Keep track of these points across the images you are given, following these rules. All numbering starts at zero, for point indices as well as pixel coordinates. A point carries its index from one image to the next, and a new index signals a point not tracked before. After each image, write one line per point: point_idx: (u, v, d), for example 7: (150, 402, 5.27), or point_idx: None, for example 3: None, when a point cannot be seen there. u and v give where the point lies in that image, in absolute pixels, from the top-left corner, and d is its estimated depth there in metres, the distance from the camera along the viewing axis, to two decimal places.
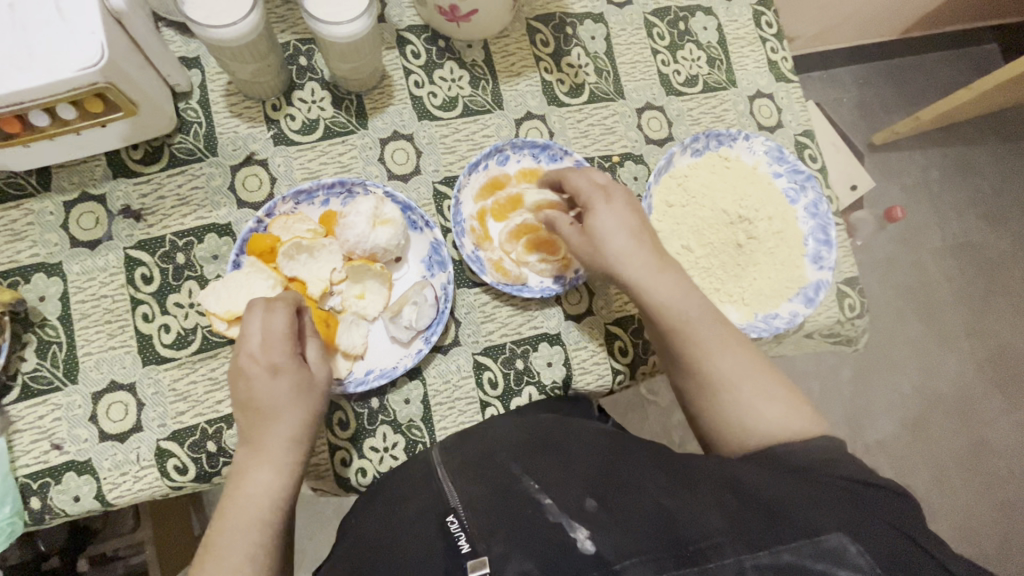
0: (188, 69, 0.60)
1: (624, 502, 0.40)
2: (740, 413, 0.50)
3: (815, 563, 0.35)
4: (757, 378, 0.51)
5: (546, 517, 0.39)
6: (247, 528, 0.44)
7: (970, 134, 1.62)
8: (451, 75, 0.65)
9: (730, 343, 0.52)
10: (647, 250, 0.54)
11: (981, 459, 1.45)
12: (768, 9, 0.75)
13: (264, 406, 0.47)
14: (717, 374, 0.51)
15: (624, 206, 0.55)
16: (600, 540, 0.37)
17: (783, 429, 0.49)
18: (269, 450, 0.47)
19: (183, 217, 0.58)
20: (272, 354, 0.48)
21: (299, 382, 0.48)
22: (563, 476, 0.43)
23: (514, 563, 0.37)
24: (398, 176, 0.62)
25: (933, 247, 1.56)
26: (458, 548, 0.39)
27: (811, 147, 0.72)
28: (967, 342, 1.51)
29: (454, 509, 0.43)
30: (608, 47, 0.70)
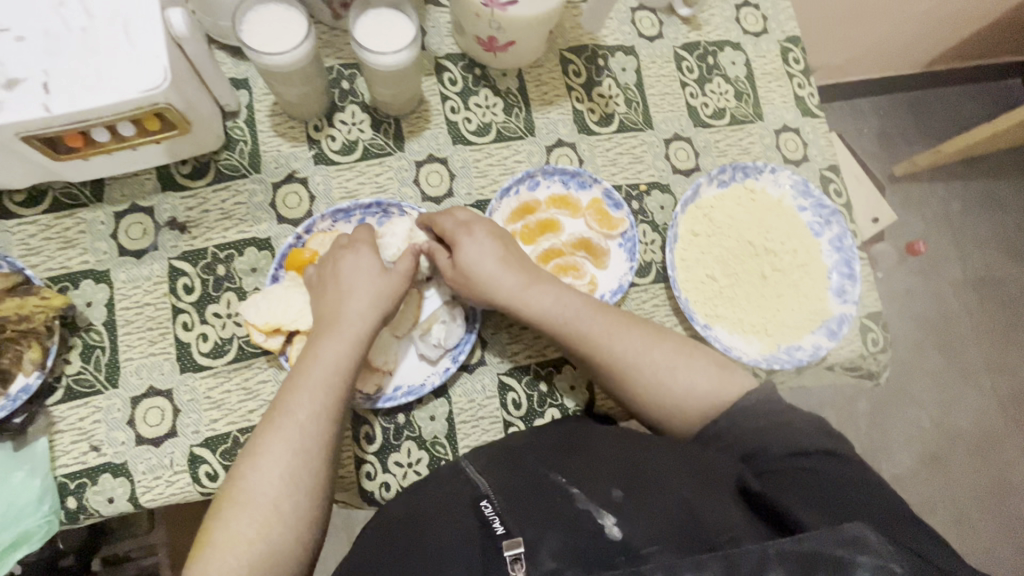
0: (237, 89, 0.63)
1: (648, 494, 0.42)
2: (656, 392, 0.52)
3: (835, 549, 0.35)
4: (655, 353, 0.53)
5: (575, 505, 0.41)
6: (310, 391, 0.47)
7: (993, 169, 1.62)
8: (486, 102, 0.67)
9: (625, 327, 0.55)
10: (490, 257, 0.55)
11: (1002, 499, 1.42)
12: (795, 46, 0.77)
13: (343, 287, 0.52)
14: (618, 361, 0.53)
15: (486, 235, 0.56)
16: (626, 528, 0.39)
17: (696, 399, 0.51)
18: (344, 330, 0.50)
19: (225, 230, 0.60)
20: (368, 251, 0.54)
21: (385, 277, 0.53)
22: (590, 471, 0.45)
23: (546, 546, 0.38)
24: (431, 198, 0.64)
25: (954, 280, 1.54)
26: (493, 530, 0.40)
27: (836, 182, 0.73)
28: (987, 378, 1.49)
29: (486, 495, 0.44)
30: (639, 78, 0.72)
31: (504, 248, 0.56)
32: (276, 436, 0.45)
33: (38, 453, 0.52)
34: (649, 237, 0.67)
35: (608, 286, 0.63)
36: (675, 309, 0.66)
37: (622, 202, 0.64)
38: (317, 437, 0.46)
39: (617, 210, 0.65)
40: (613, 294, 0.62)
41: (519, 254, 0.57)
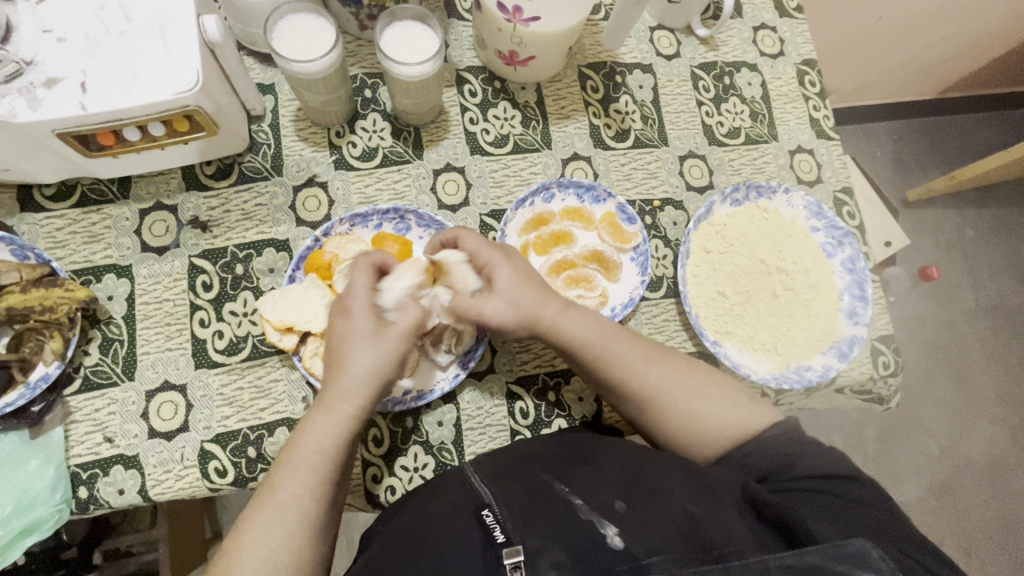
0: (263, 94, 0.65)
1: (650, 506, 0.42)
2: (686, 417, 0.53)
3: (836, 565, 0.35)
4: (688, 381, 0.54)
5: (578, 514, 0.42)
6: (295, 470, 0.45)
7: (1006, 197, 1.63)
8: (504, 114, 0.69)
9: (657, 354, 0.55)
10: (527, 286, 0.53)
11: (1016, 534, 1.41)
12: (812, 68, 0.78)
13: (336, 354, 0.48)
14: (652, 386, 0.53)
15: (521, 262, 0.55)
16: (628, 538, 0.40)
17: (724, 425, 0.52)
18: (335, 409, 0.47)
19: (245, 231, 0.61)
20: (359, 308, 0.48)
21: (382, 346, 0.48)
22: (593, 481, 0.45)
23: (547, 555, 0.39)
24: (447, 207, 0.65)
25: (967, 307, 1.55)
26: (495, 538, 0.41)
27: (850, 204, 0.73)
28: (999, 409, 1.49)
29: (489, 505, 0.44)
30: (655, 96, 0.73)
31: (534, 276, 0.55)
32: (259, 526, 0.43)
33: (54, 443, 0.53)
34: (661, 252, 0.68)
35: (619, 299, 0.64)
36: (685, 324, 0.66)
37: (635, 217, 0.65)
38: (305, 528, 0.44)
39: (630, 225, 0.65)
40: (624, 307, 0.63)
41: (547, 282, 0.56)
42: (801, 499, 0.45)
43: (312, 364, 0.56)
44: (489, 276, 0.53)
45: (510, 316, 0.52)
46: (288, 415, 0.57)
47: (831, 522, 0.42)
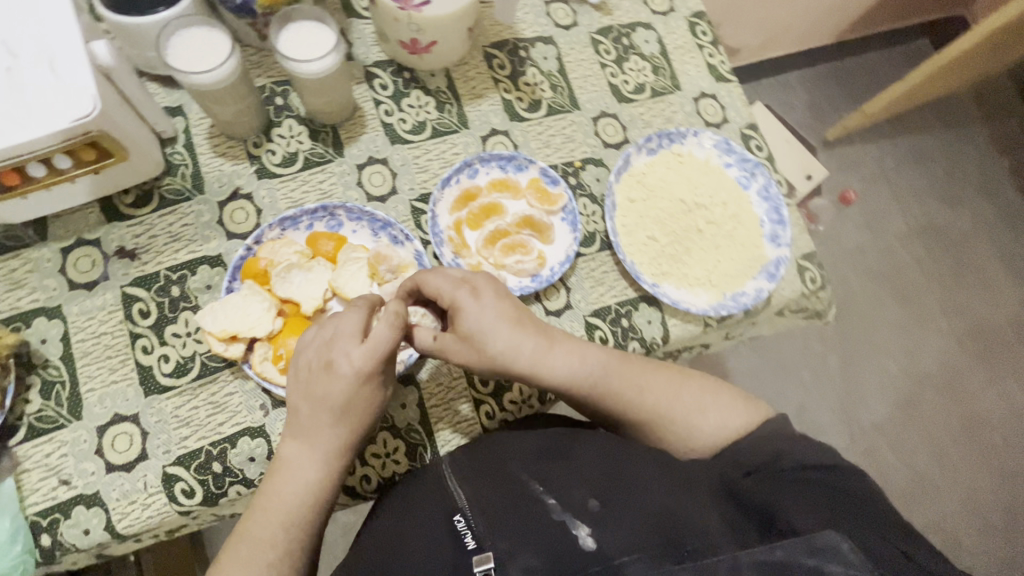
0: (173, 116, 0.64)
1: (623, 503, 0.46)
2: (684, 432, 0.57)
3: (808, 559, 0.38)
4: (684, 399, 0.58)
5: (551, 515, 0.47)
6: (279, 516, 0.50)
7: (910, 125, 1.83)
8: (418, 102, 0.70)
9: (648, 375, 0.59)
10: (501, 322, 0.56)
11: (976, 430, 1.61)
12: (702, 20, 0.82)
13: (322, 401, 0.51)
14: (651, 408, 0.57)
15: (497, 299, 0.57)
16: (601, 539, 0.43)
17: (721, 433, 0.57)
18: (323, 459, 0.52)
19: (176, 252, 0.61)
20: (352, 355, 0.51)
21: (374, 399, 0.53)
22: (567, 481, 0.50)
23: (520, 560, 0.44)
24: (376, 198, 0.66)
25: (899, 231, 1.75)
26: (466, 545, 0.47)
27: (757, 138, 0.78)
28: (943, 318, 1.68)
29: (461, 509, 0.50)
30: (560, 65, 0.76)
31: (512, 313, 0.57)
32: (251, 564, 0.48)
33: (6, 495, 0.52)
34: (590, 209, 0.71)
35: (557, 259, 0.67)
36: (623, 273, 0.69)
37: (558, 178, 0.68)
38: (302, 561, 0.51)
39: (555, 187, 0.68)
40: (561, 265, 0.65)
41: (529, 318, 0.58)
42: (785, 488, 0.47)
43: (263, 369, 0.56)
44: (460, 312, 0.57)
45: (474, 356, 0.57)
46: (248, 424, 0.57)
47: (807, 505, 0.45)
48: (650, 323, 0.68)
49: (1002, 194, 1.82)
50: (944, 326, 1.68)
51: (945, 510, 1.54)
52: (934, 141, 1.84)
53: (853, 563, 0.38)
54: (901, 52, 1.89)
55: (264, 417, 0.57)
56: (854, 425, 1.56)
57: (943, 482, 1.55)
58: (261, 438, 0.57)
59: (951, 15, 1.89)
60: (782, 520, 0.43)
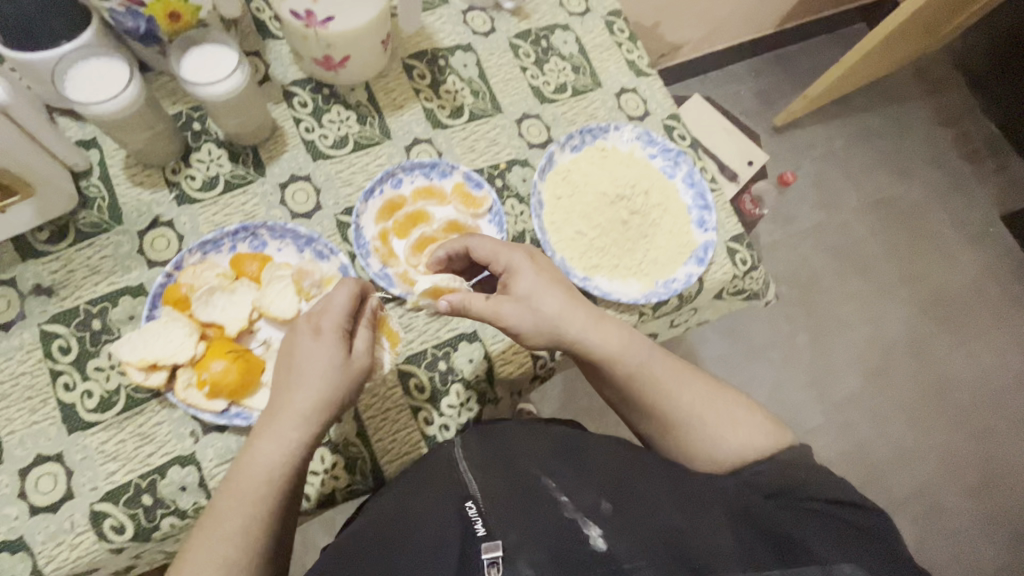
0: (87, 149, 0.64)
1: (634, 513, 0.49)
2: (709, 439, 0.61)
3: None
4: (717, 409, 0.62)
5: (563, 513, 0.48)
6: (247, 489, 0.50)
7: (853, 105, 1.89)
8: (339, 117, 0.71)
9: (687, 379, 0.64)
10: (555, 293, 0.60)
11: (945, 395, 1.64)
12: (618, 17, 0.84)
13: (297, 369, 0.53)
14: (684, 412, 0.62)
15: (548, 272, 0.62)
16: (611, 541, 0.46)
17: (746, 449, 0.60)
18: (286, 427, 0.52)
19: (95, 285, 0.60)
20: (332, 329, 0.54)
21: (339, 366, 0.53)
22: (578, 483, 0.52)
23: (525, 553, 0.44)
24: (301, 215, 0.66)
25: (852, 209, 1.79)
26: (474, 532, 0.46)
27: (679, 127, 0.79)
28: (903, 289, 1.73)
29: (472, 497, 0.50)
30: (481, 71, 0.77)
31: (559, 284, 0.61)
32: (212, 544, 0.48)
33: None
34: (518, 209, 0.71)
35: None
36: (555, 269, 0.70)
37: (482, 181, 0.69)
38: (258, 543, 0.50)
39: (480, 190, 0.69)
40: None
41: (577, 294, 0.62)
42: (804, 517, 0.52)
43: (187, 395, 0.55)
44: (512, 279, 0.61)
45: (531, 321, 0.59)
46: (178, 453, 0.56)
47: (824, 537, 0.50)
48: None
49: (948, 165, 1.87)
50: (904, 297, 1.72)
51: (923, 476, 1.56)
52: (877, 119, 1.89)
53: None
54: (838, 36, 1.95)
55: (194, 444, 0.56)
56: (826, 401, 1.59)
57: (919, 449, 1.58)
58: (191, 466, 0.56)
59: None
60: (801, 544, 0.48)
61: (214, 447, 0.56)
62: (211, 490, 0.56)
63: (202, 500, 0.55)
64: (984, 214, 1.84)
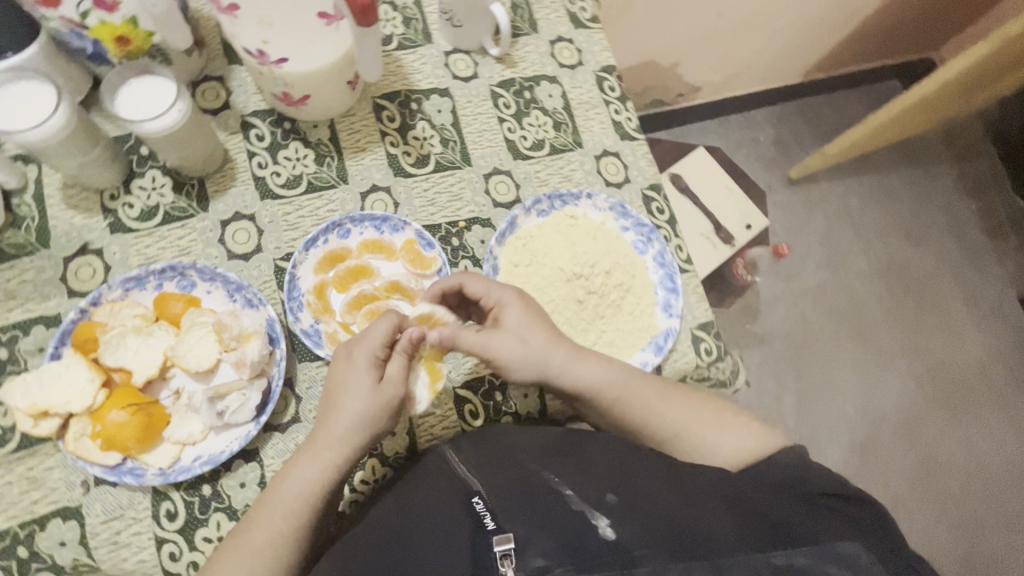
0: (24, 165, 0.61)
1: (638, 501, 0.46)
2: (704, 447, 0.58)
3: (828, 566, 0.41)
4: (704, 416, 0.59)
5: (570, 505, 0.45)
6: (277, 511, 0.49)
7: (874, 167, 1.81)
8: (295, 154, 0.67)
9: (673, 393, 0.60)
10: (535, 330, 0.57)
11: (935, 479, 1.56)
12: (610, 74, 0.80)
13: (334, 395, 0.52)
14: (671, 424, 0.58)
15: (531, 306, 0.59)
16: (619, 529, 0.42)
17: (745, 448, 0.57)
18: (326, 449, 0.51)
19: (9, 311, 0.57)
20: (366, 353, 0.52)
21: (373, 393, 0.51)
22: (581, 474, 0.49)
23: (535, 546, 0.41)
24: (238, 256, 0.63)
25: (860, 274, 1.71)
26: (485, 525, 0.43)
27: (658, 199, 0.75)
28: (902, 363, 1.65)
29: (478, 492, 0.47)
30: (455, 118, 0.73)
31: (545, 319, 0.59)
32: (237, 563, 0.47)
33: None
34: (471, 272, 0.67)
35: None
36: None
37: (434, 242, 0.65)
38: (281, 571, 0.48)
39: (430, 250, 0.65)
40: None
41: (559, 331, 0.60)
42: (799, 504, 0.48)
43: (78, 446, 0.52)
44: (500, 314, 0.58)
45: (518, 352, 0.56)
46: (64, 504, 0.53)
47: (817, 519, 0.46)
48: (526, 397, 0.64)
49: (967, 238, 1.79)
50: (902, 371, 1.64)
51: None
52: (898, 183, 1.81)
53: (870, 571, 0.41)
54: (866, 94, 1.87)
55: (83, 496, 0.53)
56: None
57: None
58: (74, 520, 0.53)
59: (919, 57, 1.87)
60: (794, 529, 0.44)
61: (103, 502, 0.53)
62: (92, 548, 0.53)
63: (82, 557, 0.52)
64: (1000, 294, 1.75)
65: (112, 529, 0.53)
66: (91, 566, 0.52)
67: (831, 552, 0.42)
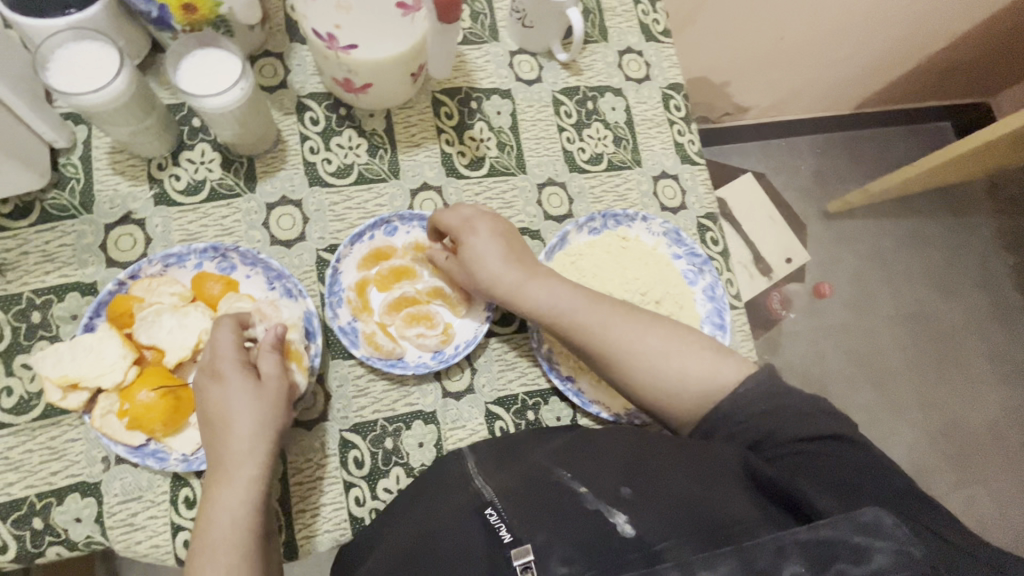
0: (75, 124, 0.59)
1: (653, 492, 0.44)
2: (660, 376, 0.54)
3: (854, 536, 0.36)
4: (655, 340, 0.55)
5: (583, 504, 0.44)
6: (222, 533, 0.45)
7: (916, 209, 1.76)
8: (348, 142, 0.65)
9: (624, 314, 0.57)
10: (500, 252, 0.58)
11: None
12: (677, 93, 0.77)
13: (222, 415, 0.49)
14: (625, 345, 0.55)
15: (493, 232, 0.59)
16: (637, 524, 0.41)
17: (705, 378, 0.54)
18: (240, 471, 0.48)
19: (45, 274, 0.56)
20: (232, 363, 0.50)
21: (258, 395, 0.50)
22: (592, 468, 0.47)
23: (556, 552, 0.40)
24: (281, 242, 0.61)
25: (888, 317, 1.67)
26: (501, 537, 0.42)
27: (713, 230, 0.72)
28: (920, 413, 1.61)
29: (490, 501, 0.46)
30: (514, 122, 0.70)
31: (511, 248, 0.59)
32: None
33: None
34: None
35: (464, 336, 0.61)
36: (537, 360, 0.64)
37: None
38: None
39: None
40: (467, 345, 0.60)
41: (527, 256, 0.59)
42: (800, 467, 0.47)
43: (104, 423, 0.51)
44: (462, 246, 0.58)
45: (486, 278, 0.57)
46: (83, 479, 0.52)
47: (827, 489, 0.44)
48: (559, 420, 0.62)
49: (1002, 292, 1.74)
50: (919, 421, 1.60)
51: None
52: (938, 228, 1.76)
53: (899, 539, 0.36)
54: (918, 133, 1.82)
55: (103, 473, 0.52)
56: None
57: None
58: (92, 497, 0.52)
59: (977, 102, 1.81)
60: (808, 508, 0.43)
61: (123, 482, 0.52)
62: (108, 528, 0.51)
63: (96, 536, 0.51)
64: None
65: (129, 510, 0.52)
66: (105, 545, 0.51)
67: (852, 521, 0.37)
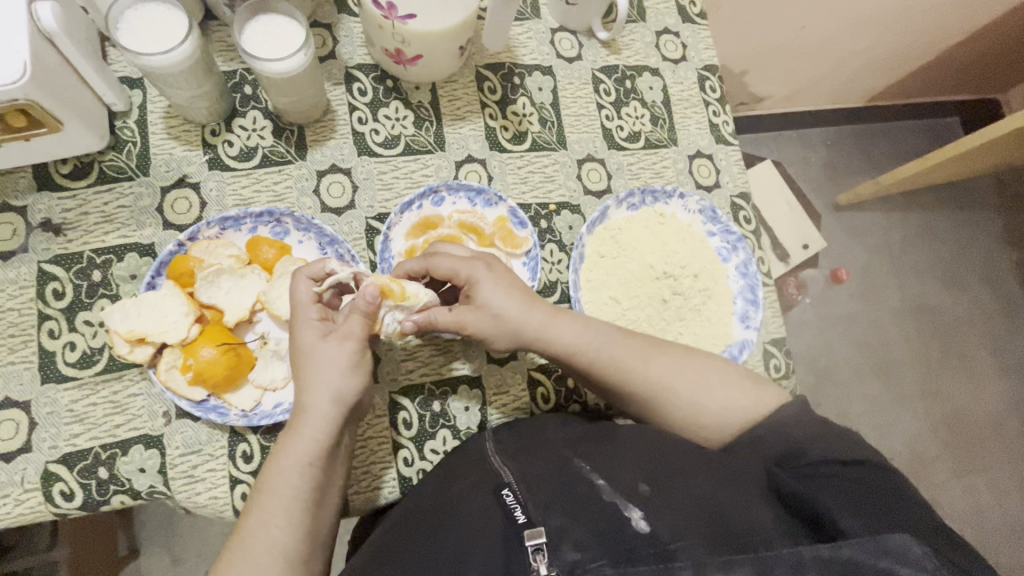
0: (130, 88, 0.60)
1: (674, 489, 0.43)
2: (690, 408, 0.54)
3: (877, 560, 0.35)
4: (687, 373, 0.55)
5: (603, 495, 0.42)
6: (285, 487, 0.46)
7: (925, 203, 1.79)
8: (395, 114, 0.66)
9: (653, 349, 0.56)
10: (511, 296, 0.55)
11: None
12: (713, 74, 0.78)
13: (303, 365, 0.50)
14: (654, 379, 0.55)
15: (504, 273, 0.56)
16: (654, 522, 0.40)
17: (733, 412, 0.54)
18: (309, 432, 0.48)
19: (105, 234, 0.57)
20: (311, 317, 0.51)
21: (341, 352, 0.50)
22: (611, 463, 0.47)
23: (569, 536, 0.39)
24: (331, 210, 0.62)
25: (894, 308, 1.70)
26: (515, 518, 0.42)
27: (746, 209, 0.74)
28: (922, 403, 1.64)
29: (507, 484, 0.46)
30: (555, 98, 0.72)
31: (520, 288, 0.57)
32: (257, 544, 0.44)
33: None
34: (555, 256, 0.67)
35: None
36: None
37: (526, 221, 0.64)
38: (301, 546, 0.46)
39: (522, 230, 0.64)
40: None
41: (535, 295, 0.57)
42: (825, 487, 0.44)
43: (168, 378, 0.52)
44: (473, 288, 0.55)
45: (492, 327, 0.55)
46: (146, 432, 0.54)
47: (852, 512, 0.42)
48: None
49: (1005, 286, 1.77)
50: (920, 411, 1.64)
51: None
52: (945, 222, 1.79)
53: (925, 566, 0.34)
54: (929, 127, 1.84)
55: (165, 427, 0.54)
56: None
57: None
58: (155, 449, 0.53)
59: (988, 98, 1.83)
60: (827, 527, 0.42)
61: (184, 435, 0.54)
62: (170, 479, 0.53)
63: (158, 486, 0.53)
64: None
65: (189, 462, 0.54)
66: (166, 495, 0.53)
67: (877, 544, 0.35)
